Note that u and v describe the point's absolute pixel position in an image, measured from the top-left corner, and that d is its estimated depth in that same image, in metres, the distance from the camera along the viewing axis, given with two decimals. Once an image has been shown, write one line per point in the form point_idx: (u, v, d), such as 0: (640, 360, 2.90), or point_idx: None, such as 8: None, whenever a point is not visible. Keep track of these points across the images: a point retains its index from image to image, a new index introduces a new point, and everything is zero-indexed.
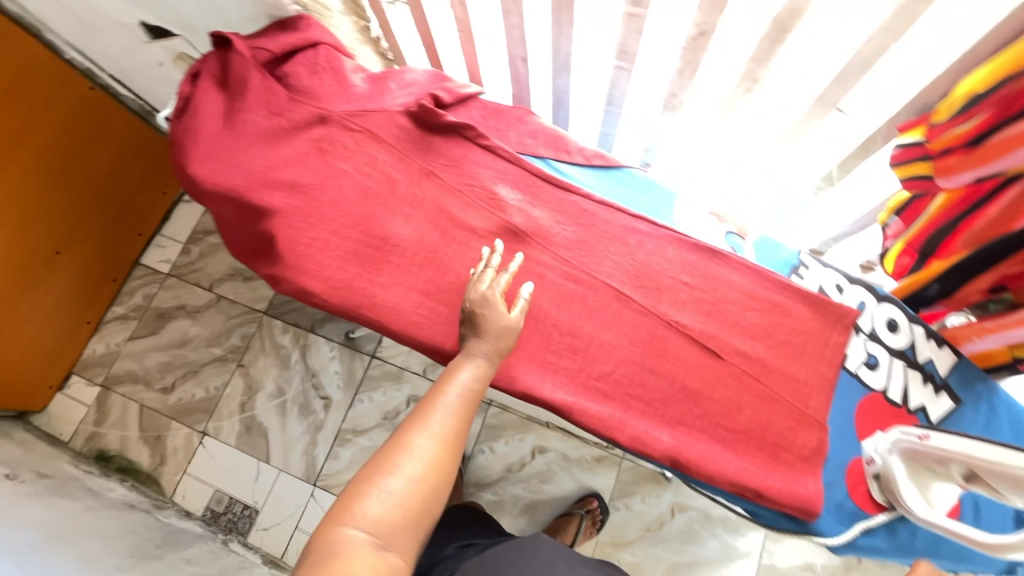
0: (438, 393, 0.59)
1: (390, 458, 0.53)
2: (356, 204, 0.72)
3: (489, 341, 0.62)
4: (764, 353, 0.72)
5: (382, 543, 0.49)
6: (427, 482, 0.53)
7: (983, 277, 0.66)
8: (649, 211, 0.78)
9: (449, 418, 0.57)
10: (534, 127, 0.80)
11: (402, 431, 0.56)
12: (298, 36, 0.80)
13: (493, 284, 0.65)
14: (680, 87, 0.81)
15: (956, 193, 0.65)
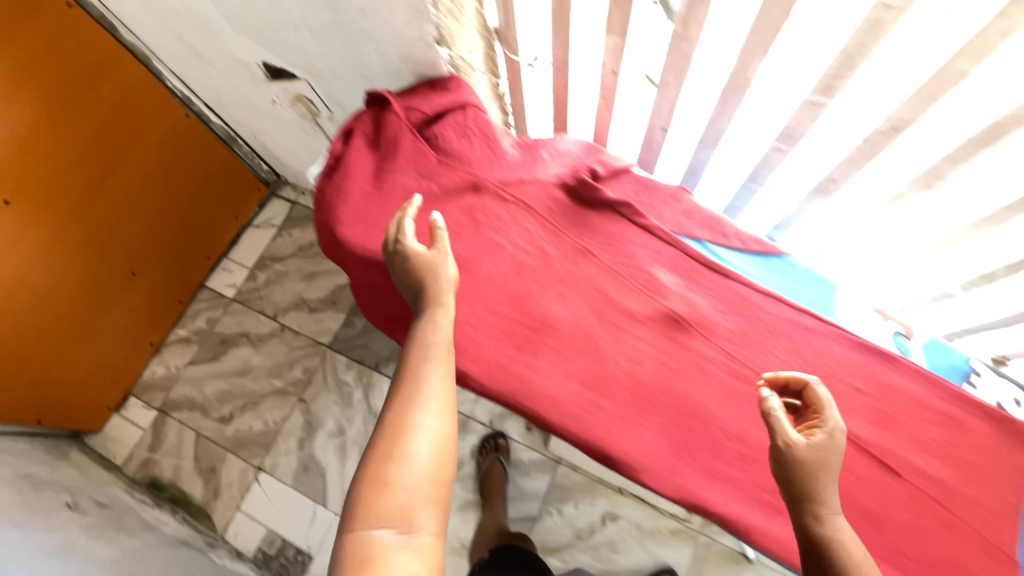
0: (407, 361, 0.55)
1: (390, 445, 0.49)
2: (512, 280, 0.69)
3: (434, 284, 0.60)
4: (946, 474, 0.66)
5: (407, 528, 0.46)
6: (434, 448, 0.50)
7: None
8: (812, 304, 0.73)
9: (434, 382, 0.54)
10: (689, 205, 0.77)
11: (392, 411, 0.52)
12: (449, 97, 0.78)
13: (404, 231, 0.62)
14: (843, 174, 0.77)
15: None
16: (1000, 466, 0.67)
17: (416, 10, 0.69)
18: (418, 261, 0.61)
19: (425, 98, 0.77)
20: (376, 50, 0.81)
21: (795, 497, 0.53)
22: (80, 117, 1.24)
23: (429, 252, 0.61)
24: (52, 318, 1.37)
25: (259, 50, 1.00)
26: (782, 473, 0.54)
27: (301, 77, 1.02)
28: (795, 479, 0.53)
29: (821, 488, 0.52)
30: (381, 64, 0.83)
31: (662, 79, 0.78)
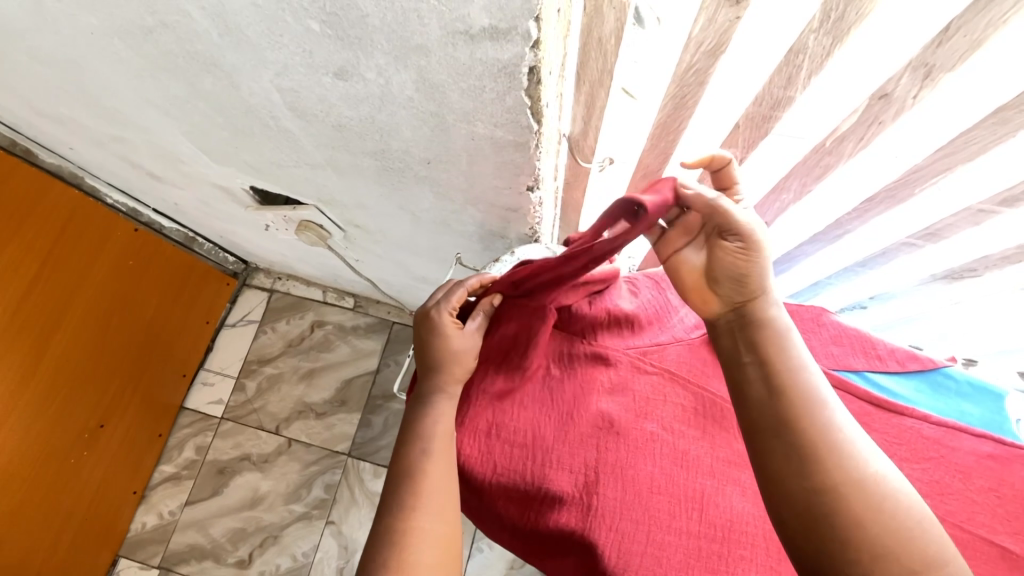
0: (408, 444, 0.52)
1: (413, 433, 0.53)
2: (680, 479, 0.55)
3: (456, 369, 0.56)
4: None
5: (418, 517, 0.48)
6: (443, 519, 0.48)
7: None
8: (985, 425, 0.64)
9: (439, 476, 0.50)
10: (836, 330, 0.68)
11: (414, 418, 0.54)
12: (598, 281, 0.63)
13: (450, 321, 0.58)
14: (986, 265, 0.69)
15: None
16: None
17: (513, 166, 0.53)
18: (432, 321, 0.58)
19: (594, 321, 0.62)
20: (433, 192, 0.64)
21: (728, 310, 0.46)
22: (10, 263, 1.02)
23: (462, 333, 0.57)
24: (15, 507, 1.11)
25: (250, 179, 0.79)
26: (716, 285, 0.47)
27: (307, 203, 0.83)
28: (724, 287, 0.46)
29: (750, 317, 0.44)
30: (437, 202, 0.67)
31: (780, 182, 0.65)
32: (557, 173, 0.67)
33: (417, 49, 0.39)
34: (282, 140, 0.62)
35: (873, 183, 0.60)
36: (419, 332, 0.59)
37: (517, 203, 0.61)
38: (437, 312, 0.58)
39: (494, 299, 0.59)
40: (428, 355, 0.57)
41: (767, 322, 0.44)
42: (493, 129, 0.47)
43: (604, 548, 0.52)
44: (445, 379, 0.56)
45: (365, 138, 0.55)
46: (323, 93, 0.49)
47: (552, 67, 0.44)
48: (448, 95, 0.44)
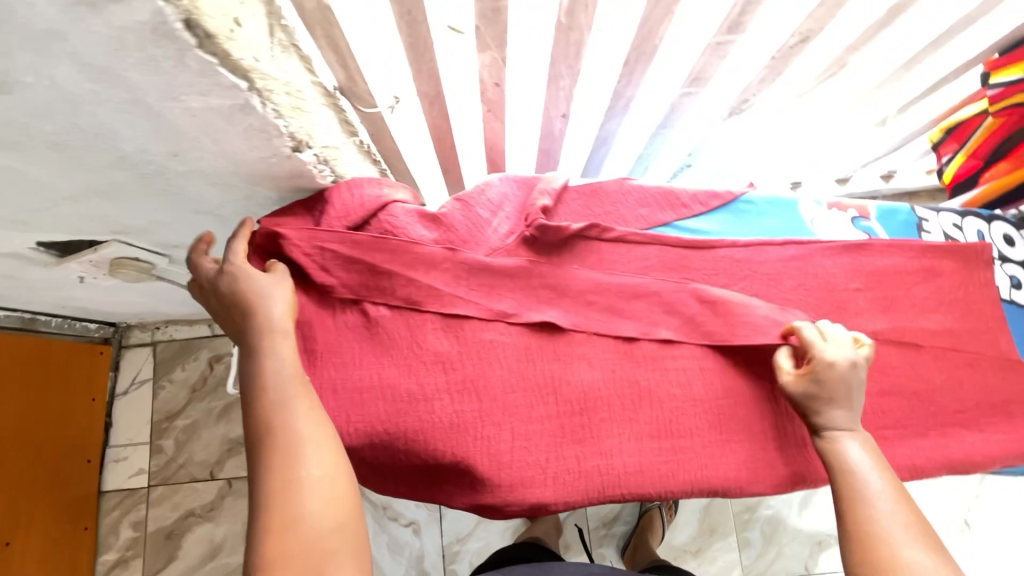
0: (256, 414, 0.49)
1: (259, 390, 0.50)
2: (529, 372, 0.59)
3: (274, 309, 0.53)
4: (948, 322, 0.73)
5: (295, 473, 0.47)
6: (321, 461, 0.48)
7: None
8: (788, 231, 0.74)
9: (304, 432, 0.49)
10: (641, 193, 0.71)
11: (251, 378, 0.51)
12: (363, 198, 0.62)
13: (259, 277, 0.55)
14: (754, 92, 0.75)
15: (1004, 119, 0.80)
16: (977, 288, 0.75)
17: (257, 130, 0.51)
18: (222, 280, 0.55)
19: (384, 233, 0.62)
20: (211, 184, 0.61)
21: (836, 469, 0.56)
22: None
23: (265, 275, 0.55)
24: None
25: (29, 235, 0.72)
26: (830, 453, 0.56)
27: (107, 240, 0.76)
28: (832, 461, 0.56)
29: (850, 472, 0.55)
30: (226, 193, 0.64)
31: (552, 73, 0.68)
32: (360, 138, 0.61)
33: (51, 35, 0.36)
34: (17, 181, 0.56)
35: (623, 48, 0.64)
36: (214, 295, 0.55)
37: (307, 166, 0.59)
38: (228, 265, 0.55)
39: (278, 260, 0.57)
40: (234, 310, 0.54)
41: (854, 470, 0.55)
42: (204, 99, 0.45)
43: (476, 459, 0.56)
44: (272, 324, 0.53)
45: (94, 150, 0.51)
46: (7, 116, 0.44)
47: (291, 27, 0.45)
48: (128, 76, 0.41)
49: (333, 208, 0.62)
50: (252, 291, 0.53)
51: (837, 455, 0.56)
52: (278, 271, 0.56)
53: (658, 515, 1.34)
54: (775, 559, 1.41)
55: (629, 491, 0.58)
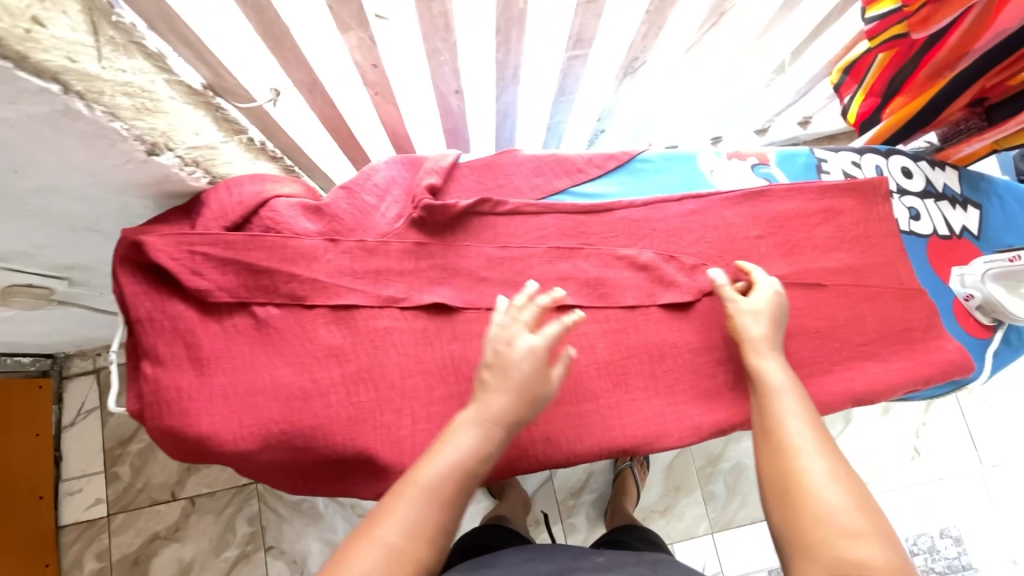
0: (429, 480, 0.47)
1: (443, 453, 0.49)
2: (426, 354, 0.59)
3: (501, 406, 0.50)
4: (850, 259, 0.74)
5: (424, 541, 0.46)
6: (442, 540, 0.47)
7: (962, 98, 0.78)
8: (687, 184, 0.74)
9: (452, 510, 0.48)
10: (535, 162, 0.70)
11: (441, 444, 0.49)
12: (241, 198, 0.60)
13: (527, 321, 0.54)
14: (642, 49, 0.74)
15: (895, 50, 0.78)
16: (876, 223, 0.77)
17: (94, 135, 0.49)
18: (509, 352, 0.52)
19: (266, 230, 0.60)
20: (75, 197, 0.58)
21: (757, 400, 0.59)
22: None
23: (519, 357, 0.52)
24: None
25: None
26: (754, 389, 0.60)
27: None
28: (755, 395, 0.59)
29: (768, 395, 0.57)
30: (97, 204, 0.61)
31: (428, 46, 0.67)
32: (233, 130, 0.62)
33: None
34: None
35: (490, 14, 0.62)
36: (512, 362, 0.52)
37: (176, 170, 0.58)
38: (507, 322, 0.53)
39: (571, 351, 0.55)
40: (493, 384, 0.51)
41: (771, 390, 0.57)
42: (17, 107, 0.43)
43: (378, 448, 0.55)
44: (492, 440, 0.50)
45: None
46: None
47: (128, 23, 0.44)
48: None
49: (209, 209, 0.60)
50: (518, 381, 0.51)
51: (761, 379, 0.58)
52: (528, 378, 0.52)
53: (632, 475, 1.38)
54: (739, 508, 1.45)
55: (537, 461, 0.58)
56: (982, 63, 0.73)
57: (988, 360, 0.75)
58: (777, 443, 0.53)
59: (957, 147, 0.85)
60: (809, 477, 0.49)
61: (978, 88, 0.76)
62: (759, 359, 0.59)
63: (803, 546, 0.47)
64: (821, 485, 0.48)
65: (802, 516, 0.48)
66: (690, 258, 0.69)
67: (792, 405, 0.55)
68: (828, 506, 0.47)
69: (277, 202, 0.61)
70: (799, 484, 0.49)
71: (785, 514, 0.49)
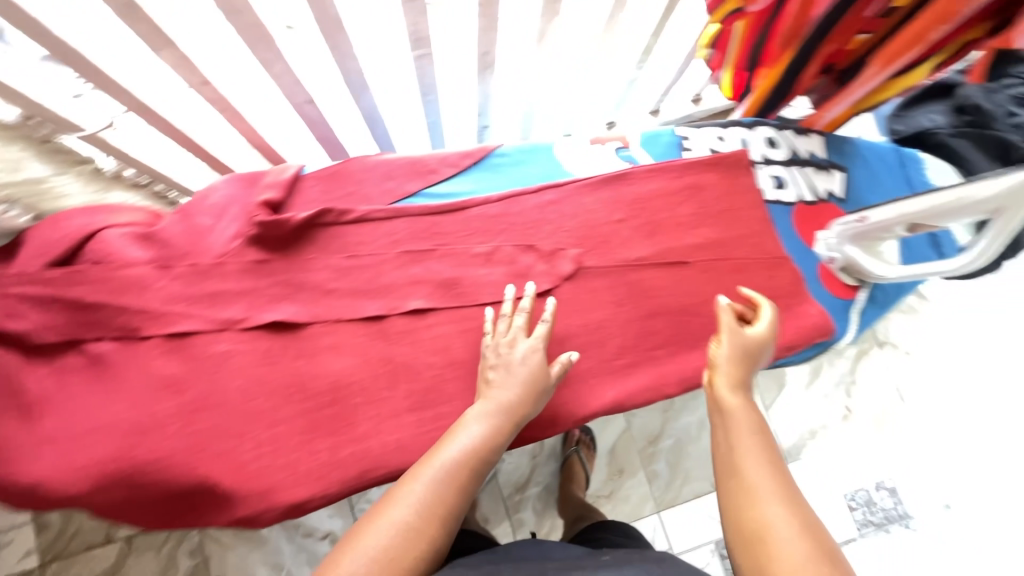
0: (449, 462, 0.50)
1: (463, 437, 0.52)
2: (269, 374, 0.58)
3: (512, 392, 0.56)
4: (714, 234, 0.75)
5: (430, 517, 0.47)
6: (444, 531, 0.48)
7: (812, 65, 0.77)
8: (546, 175, 0.74)
9: (458, 496, 0.49)
10: (385, 166, 0.69)
11: (466, 425, 0.53)
12: (63, 234, 0.58)
13: (519, 326, 0.60)
14: (489, 43, 0.74)
15: (750, 19, 0.76)
16: (740, 195, 0.77)
17: None
18: (511, 344, 0.58)
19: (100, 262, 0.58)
20: None
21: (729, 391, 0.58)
22: None
23: (526, 344, 0.58)
24: None
25: None
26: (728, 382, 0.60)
27: None
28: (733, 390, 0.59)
29: (737, 385, 0.55)
30: None
31: (258, 58, 0.64)
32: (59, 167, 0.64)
33: None
34: None
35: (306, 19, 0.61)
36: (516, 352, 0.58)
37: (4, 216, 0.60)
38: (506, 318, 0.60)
39: (570, 354, 0.60)
40: (500, 369, 0.57)
41: (739, 385, 0.56)
42: None
43: (219, 476, 0.54)
44: (504, 427, 0.54)
45: None
46: None
47: None
48: None
49: (29, 247, 0.58)
50: (523, 371, 0.57)
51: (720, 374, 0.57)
52: (533, 365, 0.57)
53: (578, 461, 1.39)
54: (683, 485, 1.46)
55: (394, 470, 0.58)
56: (818, 34, 0.72)
57: (855, 319, 0.77)
58: (738, 437, 0.51)
59: (817, 114, 0.85)
60: (766, 480, 0.47)
61: (823, 55, 0.75)
62: (722, 346, 0.57)
63: (756, 559, 0.43)
64: (767, 498, 0.46)
65: (756, 517, 0.45)
66: (548, 249, 0.69)
67: (752, 407, 0.54)
68: (771, 516, 0.44)
69: (106, 231, 0.59)
70: (753, 484, 0.47)
71: (740, 518, 0.46)
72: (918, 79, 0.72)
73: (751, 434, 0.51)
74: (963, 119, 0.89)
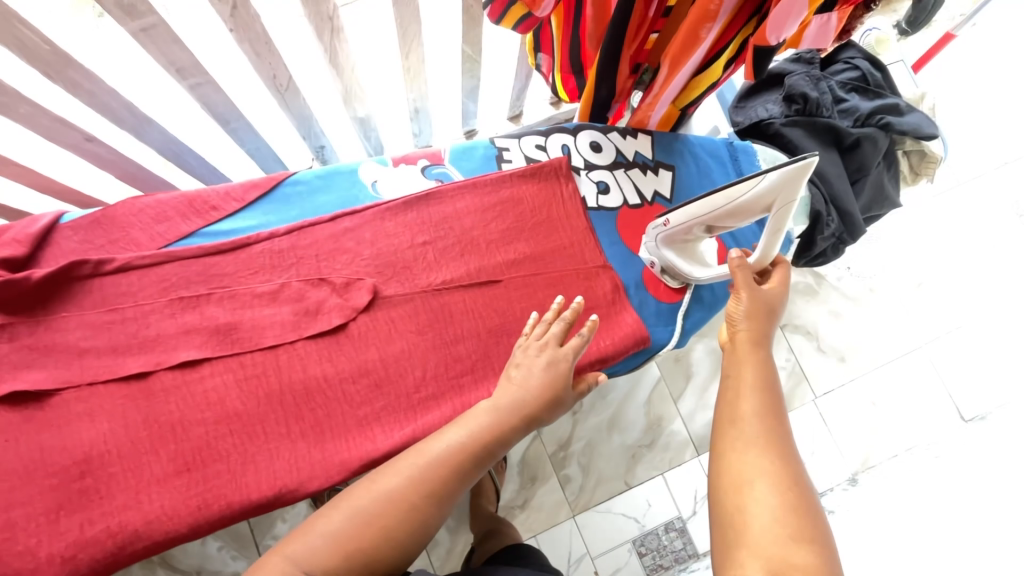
0: (450, 443, 0.53)
1: (471, 422, 0.54)
2: (7, 451, 0.53)
3: (528, 397, 0.56)
4: (530, 248, 0.72)
5: (425, 495, 0.50)
6: (428, 520, 0.49)
7: (621, 67, 0.72)
8: (346, 201, 0.71)
9: (455, 481, 0.52)
10: (159, 207, 0.65)
11: (479, 411, 0.55)
12: None
13: (554, 333, 0.59)
14: (274, 66, 0.70)
15: (560, 12, 0.73)
16: (560, 204, 0.75)
17: None
18: (539, 342, 0.59)
19: None
20: None
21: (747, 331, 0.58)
22: None
23: (549, 352, 0.58)
24: None
25: None
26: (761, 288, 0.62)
27: None
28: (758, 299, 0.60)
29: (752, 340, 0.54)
30: None
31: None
32: None
33: None
34: None
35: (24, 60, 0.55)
36: (539, 358, 0.58)
37: None
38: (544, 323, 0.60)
39: (597, 375, 0.62)
40: (525, 365, 0.58)
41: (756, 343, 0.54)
42: None
43: None
44: (515, 426, 0.55)
45: None
46: None
47: None
48: None
49: None
50: (539, 377, 0.57)
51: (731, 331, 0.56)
52: (553, 378, 0.57)
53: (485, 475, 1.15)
54: (597, 486, 1.24)
55: (158, 541, 0.53)
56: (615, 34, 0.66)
57: (681, 322, 0.76)
58: (740, 388, 0.50)
59: (642, 115, 0.80)
60: (761, 435, 0.46)
61: (627, 55, 0.70)
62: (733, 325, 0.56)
63: (733, 516, 0.42)
64: (751, 454, 0.44)
65: (736, 474, 0.44)
66: (342, 281, 0.65)
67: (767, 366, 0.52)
68: (751, 475, 0.43)
69: None
70: (742, 439, 0.46)
71: (723, 474, 0.45)
72: (715, 78, 0.70)
73: (759, 388, 0.50)
74: (794, 109, 0.88)
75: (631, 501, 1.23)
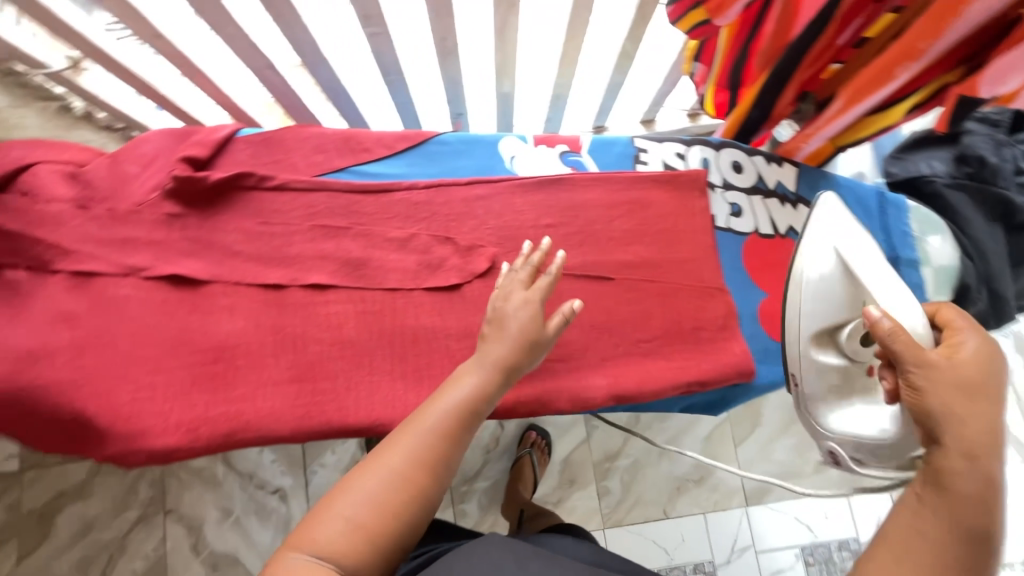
0: (448, 423, 0.50)
1: (457, 396, 0.52)
2: (161, 324, 0.60)
3: (500, 347, 0.55)
4: (649, 253, 0.71)
5: (424, 473, 0.48)
6: (429, 491, 0.48)
7: (786, 92, 0.68)
8: (482, 169, 0.73)
9: (453, 453, 0.50)
10: (320, 139, 0.70)
11: (461, 380, 0.53)
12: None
13: (522, 278, 0.59)
14: (446, 30, 0.73)
15: (734, 25, 0.68)
16: (689, 217, 0.73)
17: None
18: (511, 296, 0.58)
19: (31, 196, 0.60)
20: None
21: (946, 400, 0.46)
22: None
23: (519, 305, 0.57)
24: None
25: None
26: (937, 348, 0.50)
27: None
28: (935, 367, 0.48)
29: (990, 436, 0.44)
30: None
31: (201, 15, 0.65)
32: None
33: None
34: None
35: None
36: (511, 311, 0.57)
37: None
38: (514, 271, 0.60)
39: (574, 303, 0.57)
40: (500, 319, 0.57)
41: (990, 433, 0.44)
42: None
43: (95, 412, 0.56)
44: (495, 381, 0.54)
45: None
46: None
47: None
48: None
49: None
50: (516, 324, 0.56)
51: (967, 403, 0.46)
52: (528, 328, 0.56)
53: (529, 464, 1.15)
54: (633, 507, 1.21)
55: (263, 436, 0.58)
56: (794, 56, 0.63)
57: None
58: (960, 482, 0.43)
59: (794, 144, 0.77)
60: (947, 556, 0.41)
61: (797, 81, 0.67)
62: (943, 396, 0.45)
63: None
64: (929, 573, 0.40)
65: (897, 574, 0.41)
66: (466, 244, 0.67)
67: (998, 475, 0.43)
68: None
69: (39, 165, 0.62)
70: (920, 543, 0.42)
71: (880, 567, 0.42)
72: (890, 122, 0.66)
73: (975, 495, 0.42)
74: (963, 171, 0.82)
75: (666, 532, 1.20)
